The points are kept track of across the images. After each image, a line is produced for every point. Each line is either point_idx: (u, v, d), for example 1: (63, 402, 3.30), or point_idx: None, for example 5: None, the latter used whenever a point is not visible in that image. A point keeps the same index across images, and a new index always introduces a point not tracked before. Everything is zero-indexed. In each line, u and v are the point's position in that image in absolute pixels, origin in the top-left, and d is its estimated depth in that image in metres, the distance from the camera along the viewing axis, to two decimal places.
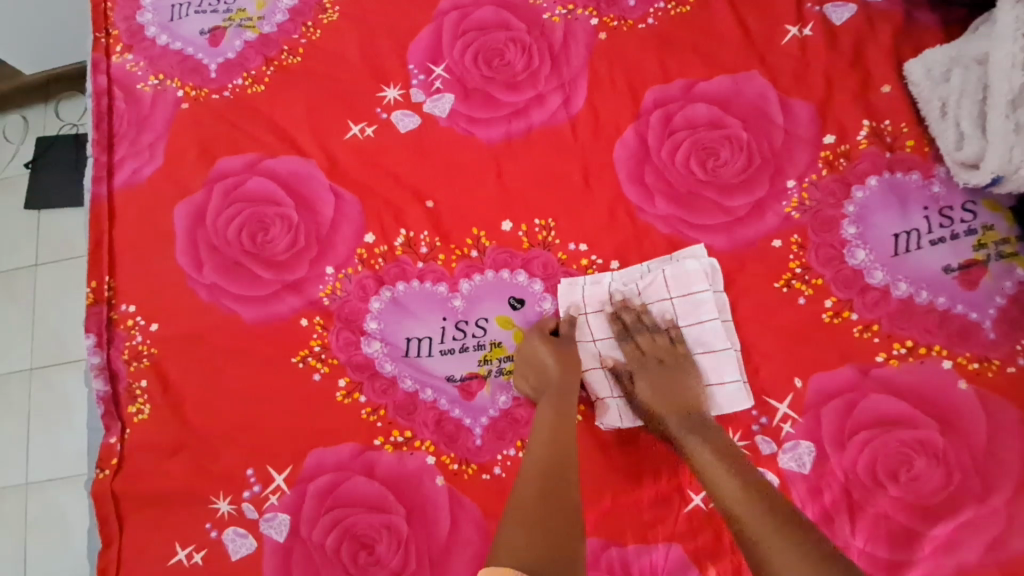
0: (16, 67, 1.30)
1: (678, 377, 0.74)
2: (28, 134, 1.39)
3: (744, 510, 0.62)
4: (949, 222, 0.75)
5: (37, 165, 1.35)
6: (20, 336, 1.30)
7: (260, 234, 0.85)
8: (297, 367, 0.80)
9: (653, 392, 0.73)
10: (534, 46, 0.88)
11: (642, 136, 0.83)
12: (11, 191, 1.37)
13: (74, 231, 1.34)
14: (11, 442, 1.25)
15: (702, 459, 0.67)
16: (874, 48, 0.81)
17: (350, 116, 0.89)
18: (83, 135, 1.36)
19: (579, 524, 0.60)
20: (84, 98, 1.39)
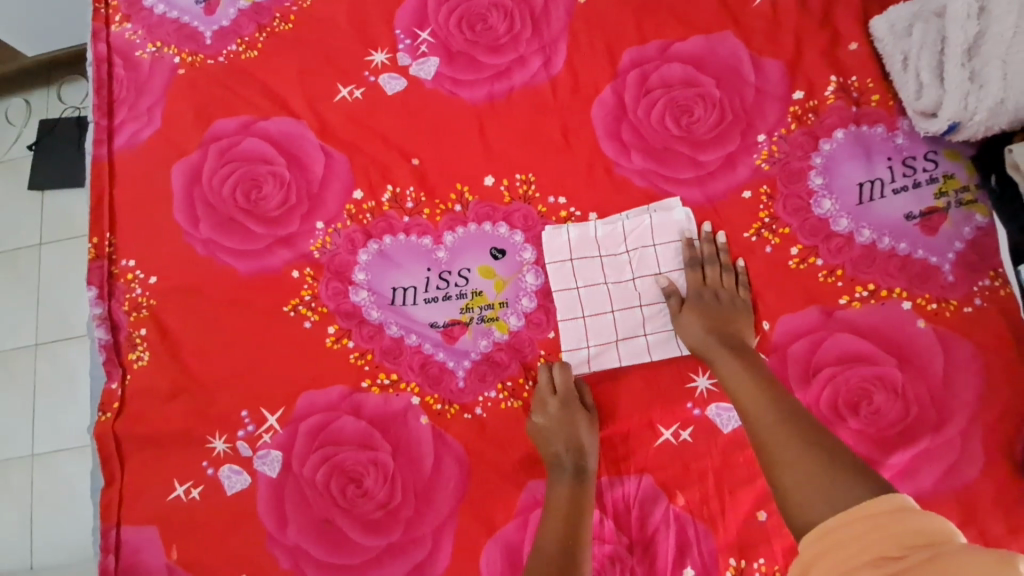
0: (17, 49, 1.34)
1: (734, 312, 0.75)
2: (29, 116, 1.43)
3: (764, 420, 0.63)
4: (912, 171, 0.78)
5: (38, 146, 1.39)
6: (27, 309, 1.34)
7: (254, 192, 0.88)
8: (289, 316, 0.84)
9: (698, 316, 0.74)
10: (515, 11, 0.91)
11: (619, 95, 0.86)
12: (15, 170, 1.41)
13: (77, 207, 1.38)
14: (17, 408, 1.29)
15: (728, 376, 0.69)
16: (844, 6, 0.84)
17: (339, 80, 0.93)
18: (84, 115, 1.40)
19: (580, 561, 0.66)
20: (84, 81, 1.43)
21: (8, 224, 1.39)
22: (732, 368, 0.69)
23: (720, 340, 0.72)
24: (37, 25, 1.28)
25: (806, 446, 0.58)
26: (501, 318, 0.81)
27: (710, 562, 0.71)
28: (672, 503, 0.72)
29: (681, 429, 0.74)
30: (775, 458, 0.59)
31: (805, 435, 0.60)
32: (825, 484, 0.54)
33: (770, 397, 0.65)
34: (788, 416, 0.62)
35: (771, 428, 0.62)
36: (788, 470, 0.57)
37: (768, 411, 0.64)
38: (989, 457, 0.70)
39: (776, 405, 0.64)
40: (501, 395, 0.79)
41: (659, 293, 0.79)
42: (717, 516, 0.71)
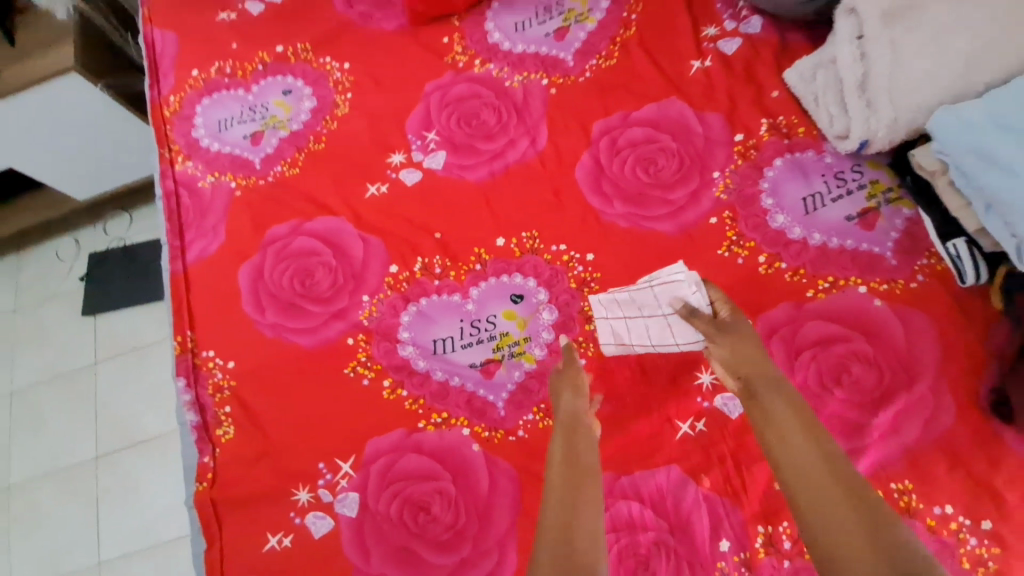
0: (67, 193, 1.72)
1: (751, 347, 0.81)
2: (79, 251, 1.78)
3: (810, 467, 0.67)
4: (844, 182, 0.96)
5: (88, 277, 1.72)
6: (116, 417, 1.57)
7: (309, 279, 1.07)
8: (349, 376, 0.99)
9: (736, 347, 0.81)
10: (503, 107, 1.14)
11: (595, 158, 1.07)
12: (71, 299, 1.72)
13: (152, 322, 1.65)
14: (112, 511, 1.48)
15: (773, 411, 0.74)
16: (761, 67, 1.07)
17: (368, 180, 1.14)
18: (133, 244, 1.76)
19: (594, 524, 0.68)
20: (126, 216, 1.80)
21: (88, 347, 1.65)
22: (779, 407, 0.73)
23: (763, 379, 0.77)
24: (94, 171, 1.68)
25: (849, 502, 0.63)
26: (528, 351, 0.96)
27: (741, 534, 0.80)
28: (700, 486, 0.83)
29: (696, 421, 0.87)
30: (823, 510, 0.64)
31: (847, 488, 0.65)
32: (866, 548, 0.60)
33: (812, 442, 0.69)
34: (829, 469, 0.66)
35: (815, 477, 0.66)
36: (827, 527, 0.63)
37: (811, 460, 0.68)
38: (960, 405, 0.81)
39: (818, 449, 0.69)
40: (538, 416, 0.92)
41: (665, 337, 0.88)
42: (740, 491, 0.82)
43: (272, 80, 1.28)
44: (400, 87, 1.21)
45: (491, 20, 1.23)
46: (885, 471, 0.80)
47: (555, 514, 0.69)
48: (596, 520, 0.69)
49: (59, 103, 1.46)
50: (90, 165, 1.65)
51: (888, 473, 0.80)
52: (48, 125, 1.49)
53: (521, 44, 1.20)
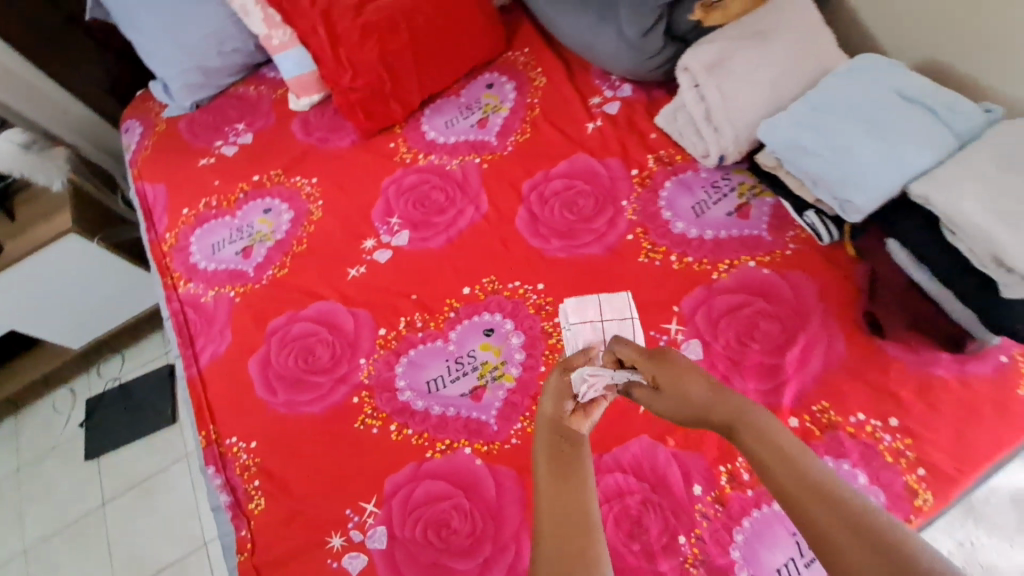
0: (63, 343, 1.85)
1: (698, 385, 0.79)
2: (76, 401, 1.92)
3: (806, 506, 0.66)
4: (720, 189, 1.24)
5: (88, 423, 1.85)
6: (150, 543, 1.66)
7: (311, 356, 1.24)
8: (359, 429, 1.14)
9: (678, 390, 0.79)
10: (448, 186, 1.40)
11: (529, 210, 1.33)
12: (71, 447, 1.84)
13: (166, 445, 1.79)
14: None
15: (755, 452, 0.72)
16: (639, 118, 1.37)
17: (348, 265, 1.35)
18: (129, 383, 1.90)
19: (590, 540, 0.66)
20: (117, 358, 1.98)
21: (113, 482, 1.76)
22: (758, 446, 0.72)
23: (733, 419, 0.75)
24: (88, 319, 1.83)
25: (851, 534, 0.62)
26: (507, 372, 1.14)
27: (709, 476, 0.96)
28: (667, 446, 0.99)
29: None
30: (833, 557, 0.62)
31: (847, 520, 0.63)
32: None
33: (800, 476, 0.68)
34: (824, 503, 0.65)
35: (812, 512, 0.65)
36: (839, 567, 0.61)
37: (805, 497, 0.66)
38: (848, 332, 1.03)
39: (805, 480, 0.67)
40: (525, 423, 1.08)
41: None
42: (701, 442, 0.98)
43: (253, 204, 1.52)
44: (362, 189, 1.47)
45: (425, 123, 1.53)
46: (806, 397, 0.99)
47: (553, 546, 0.65)
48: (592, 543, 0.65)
49: (59, 272, 1.67)
50: (83, 317, 1.81)
51: (808, 398, 0.99)
52: (48, 286, 1.67)
53: (453, 136, 1.49)
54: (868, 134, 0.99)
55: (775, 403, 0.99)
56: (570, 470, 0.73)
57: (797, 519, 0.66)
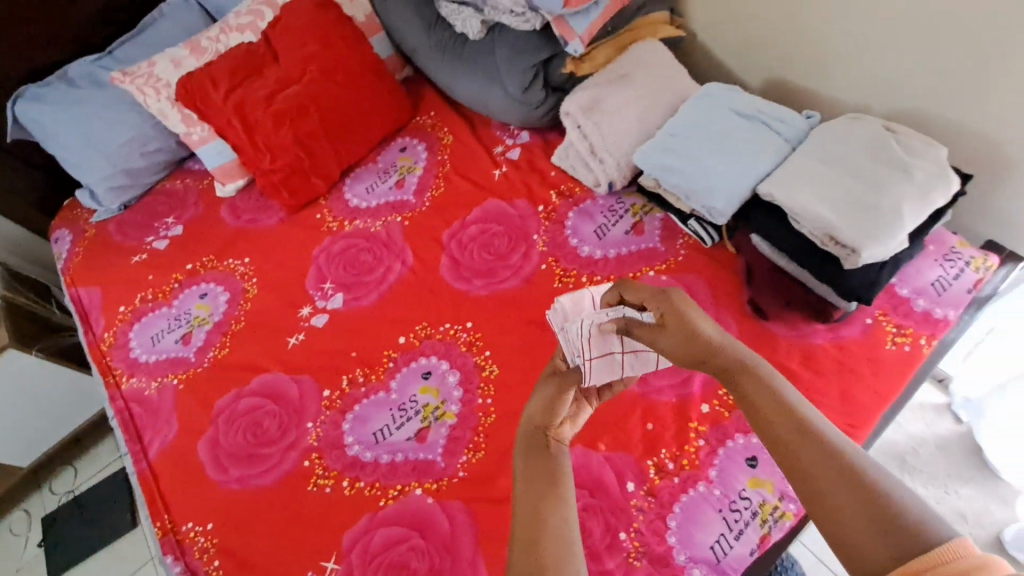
0: (12, 463, 1.79)
1: (704, 331, 0.81)
2: (31, 523, 1.84)
3: (798, 449, 0.69)
4: (616, 211, 1.38)
5: (45, 542, 1.79)
6: None
7: (260, 428, 1.28)
8: (313, 491, 1.18)
9: (684, 335, 0.82)
10: (374, 246, 1.50)
11: (452, 256, 1.43)
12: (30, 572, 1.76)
13: (128, 551, 1.74)
14: None
15: (753, 402, 0.74)
16: (539, 159, 1.52)
17: (286, 335, 1.41)
18: (83, 494, 1.85)
19: (560, 516, 0.70)
20: (67, 470, 1.92)
21: None
22: (758, 396, 0.74)
23: (733, 373, 0.77)
24: (40, 431, 1.80)
25: (840, 478, 0.65)
26: (447, 409, 1.21)
27: (640, 472, 1.04)
28: (599, 451, 1.07)
29: None
30: (819, 497, 0.65)
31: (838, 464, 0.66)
32: (866, 523, 0.61)
33: (796, 423, 0.70)
34: (820, 448, 0.68)
35: (803, 457, 0.68)
36: (826, 508, 0.64)
37: (797, 443, 0.69)
38: (740, 321, 1.15)
39: (800, 430, 0.70)
40: (469, 455, 1.14)
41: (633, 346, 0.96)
42: (628, 442, 1.07)
43: (189, 291, 1.57)
44: (294, 261, 1.54)
45: (347, 191, 1.64)
46: (713, 384, 1.10)
47: (524, 524, 0.70)
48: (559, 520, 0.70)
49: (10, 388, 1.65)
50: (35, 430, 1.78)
51: (715, 385, 1.10)
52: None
53: (374, 200, 1.60)
54: (716, 150, 1.15)
55: (687, 393, 1.10)
56: (546, 456, 0.79)
57: (785, 464, 0.69)
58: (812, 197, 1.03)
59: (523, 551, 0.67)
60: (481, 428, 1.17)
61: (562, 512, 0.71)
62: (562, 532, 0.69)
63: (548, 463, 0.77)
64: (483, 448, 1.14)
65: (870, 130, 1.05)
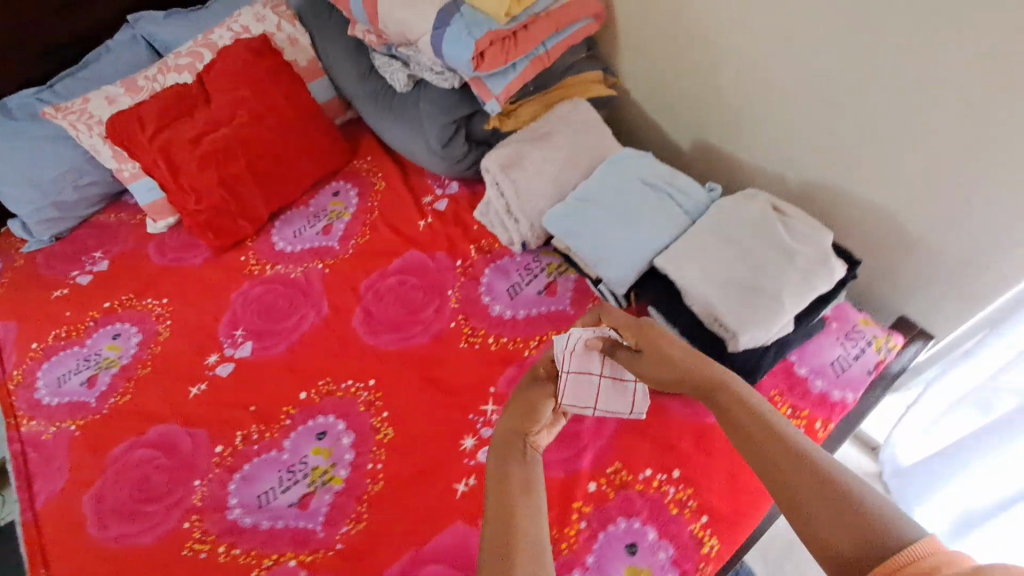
0: None
1: (677, 351, 0.96)
2: None
3: (764, 440, 0.82)
4: (532, 269, 1.35)
5: None
6: None
7: (146, 483, 1.23)
8: (188, 556, 1.13)
9: (660, 358, 0.97)
10: (291, 293, 1.48)
11: (366, 308, 1.40)
12: None
13: None
14: None
15: (720, 409, 0.88)
16: (464, 212, 1.51)
17: (190, 383, 1.37)
18: None
19: (529, 499, 0.82)
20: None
21: None
22: (729, 399, 0.88)
23: (702, 387, 0.92)
24: None
25: (804, 459, 0.78)
26: (336, 474, 1.17)
27: None
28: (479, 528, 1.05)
29: (467, 479, 1.10)
30: (779, 481, 0.78)
31: (795, 453, 0.79)
32: (823, 499, 0.73)
33: (756, 421, 0.84)
34: (779, 440, 0.81)
35: (767, 448, 0.81)
36: (792, 485, 0.76)
37: (762, 435, 0.82)
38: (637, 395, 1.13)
39: (761, 432, 0.83)
40: (350, 525, 1.10)
41: (612, 380, 1.07)
42: None
43: (103, 330, 1.54)
44: (211, 304, 1.52)
45: (275, 234, 1.62)
46: (602, 461, 1.08)
47: (495, 501, 0.82)
48: (529, 500, 0.82)
49: None
50: None
51: (603, 463, 1.07)
52: None
53: (299, 244, 1.58)
54: (617, 218, 1.14)
55: (575, 470, 1.07)
56: (521, 453, 0.91)
57: (750, 457, 0.82)
58: (701, 275, 1.02)
59: (491, 527, 0.78)
60: (366, 496, 1.13)
61: (528, 496, 0.83)
62: (530, 510, 0.80)
63: (519, 462, 0.89)
64: (365, 517, 1.10)
65: (760, 210, 1.05)
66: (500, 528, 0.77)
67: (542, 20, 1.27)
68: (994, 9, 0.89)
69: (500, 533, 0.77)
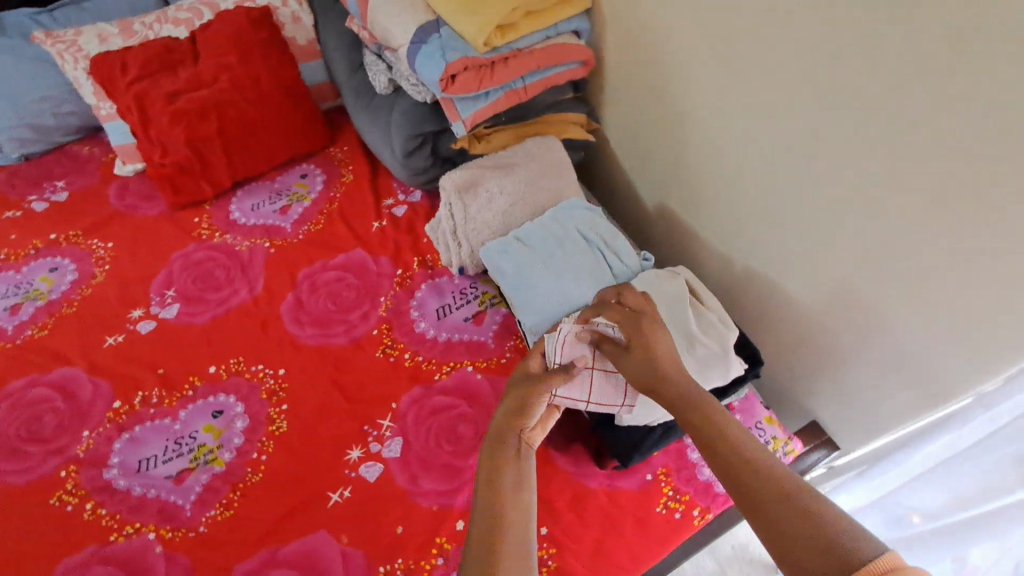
0: None
1: (659, 358, 0.91)
2: None
3: (734, 462, 0.79)
4: (466, 295, 1.36)
5: None
6: None
7: (35, 423, 1.23)
8: (53, 505, 1.12)
9: (643, 360, 0.92)
10: (231, 265, 1.48)
11: (298, 296, 1.40)
12: None
13: None
14: None
15: (694, 424, 0.85)
16: (419, 224, 1.52)
17: (108, 333, 1.37)
18: None
19: (522, 497, 0.83)
20: None
21: None
22: (699, 417, 0.85)
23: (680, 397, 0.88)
24: None
25: (777, 483, 0.75)
26: (220, 455, 1.16)
27: None
28: (339, 542, 1.04)
29: (343, 490, 1.10)
30: (752, 501, 0.75)
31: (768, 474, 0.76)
32: (800, 520, 0.70)
33: (727, 441, 0.81)
34: (751, 460, 0.78)
35: (740, 466, 0.78)
36: (765, 507, 0.73)
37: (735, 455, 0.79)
38: None
39: (733, 451, 0.80)
40: (218, 510, 1.10)
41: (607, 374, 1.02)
42: (369, 541, 1.05)
43: (41, 261, 1.53)
44: (152, 258, 1.52)
45: (234, 204, 1.62)
46: None
47: (489, 501, 0.82)
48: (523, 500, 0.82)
49: None
50: None
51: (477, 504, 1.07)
52: None
53: (254, 219, 1.58)
54: (546, 263, 1.14)
55: (446, 505, 1.07)
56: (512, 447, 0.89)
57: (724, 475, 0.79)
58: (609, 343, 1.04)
59: (486, 527, 0.78)
60: (241, 485, 1.12)
61: (522, 494, 0.83)
62: (524, 510, 0.81)
63: (511, 456, 0.87)
64: (233, 506, 1.10)
65: (677, 290, 1.08)
66: (490, 527, 0.78)
67: (524, 58, 1.29)
68: (915, 159, 0.88)
69: (491, 532, 0.78)
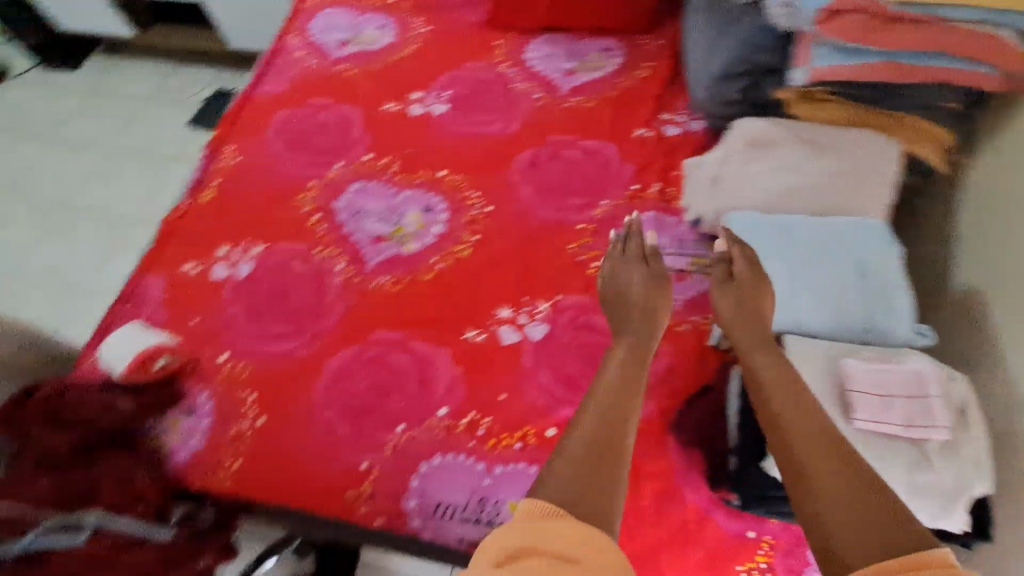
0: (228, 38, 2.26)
1: (757, 302, 1.03)
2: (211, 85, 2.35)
3: (804, 436, 0.82)
4: (683, 246, 1.24)
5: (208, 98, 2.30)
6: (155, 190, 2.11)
7: (314, 136, 1.50)
8: (296, 201, 1.40)
9: (739, 297, 1.04)
10: (501, 96, 1.53)
11: (538, 153, 1.42)
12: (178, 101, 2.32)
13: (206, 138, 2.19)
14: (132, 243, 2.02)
15: (755, 365, 0.94)
16: (682, 153, 1.39)
17: (389, 99, 1.56)
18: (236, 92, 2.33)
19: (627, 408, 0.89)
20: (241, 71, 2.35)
21: (172, 138, 2.23)
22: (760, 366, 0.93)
23: (756, 341, 0.97)
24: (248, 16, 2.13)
25: (843, 464, 0.76)
26: (411, 242, 1.31)
27: (457, 408, 1.10)
28: (454, 368, 1.14)
29: (479, 333, 1.18)
30: (808, 476, 0.77)
31: (846, 459, 0.76)
32: (855, 499, 0.71)
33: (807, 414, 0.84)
34: (824, 435, 0.80)
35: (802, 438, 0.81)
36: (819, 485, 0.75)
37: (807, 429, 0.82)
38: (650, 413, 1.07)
39: (811, 425, 0.82)
40: (388, 281, 1.26)
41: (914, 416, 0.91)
42: (473, 385, 1.12)
43: (376, 15, 1.75)
44: (448, 56, 1.64)
45: (534, 44, 1.64)
46: None
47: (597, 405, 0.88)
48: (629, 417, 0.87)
49: None
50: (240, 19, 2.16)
51: None
52: None
53: (542, 66, 1.59)
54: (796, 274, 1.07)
55: (549, 405, 1.09)
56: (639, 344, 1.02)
57: (779, 447, 0.83)
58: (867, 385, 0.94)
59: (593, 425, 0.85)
60: (413, 274, 1.26)
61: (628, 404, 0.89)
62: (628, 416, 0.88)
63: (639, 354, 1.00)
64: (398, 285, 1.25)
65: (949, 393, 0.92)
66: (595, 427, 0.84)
67: (927, 29, 1.01)
68: None
69: (590, 423, 0.85)
